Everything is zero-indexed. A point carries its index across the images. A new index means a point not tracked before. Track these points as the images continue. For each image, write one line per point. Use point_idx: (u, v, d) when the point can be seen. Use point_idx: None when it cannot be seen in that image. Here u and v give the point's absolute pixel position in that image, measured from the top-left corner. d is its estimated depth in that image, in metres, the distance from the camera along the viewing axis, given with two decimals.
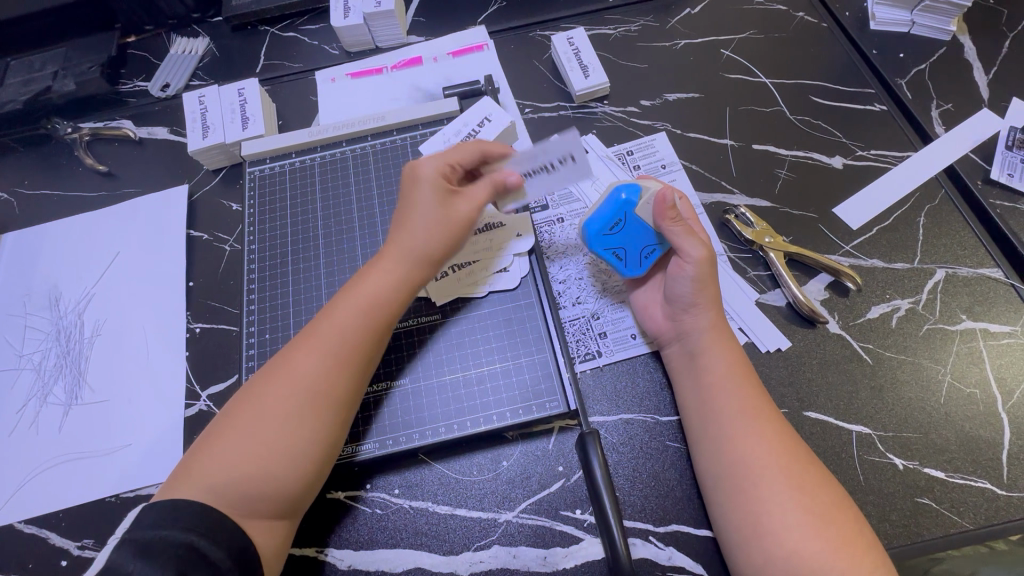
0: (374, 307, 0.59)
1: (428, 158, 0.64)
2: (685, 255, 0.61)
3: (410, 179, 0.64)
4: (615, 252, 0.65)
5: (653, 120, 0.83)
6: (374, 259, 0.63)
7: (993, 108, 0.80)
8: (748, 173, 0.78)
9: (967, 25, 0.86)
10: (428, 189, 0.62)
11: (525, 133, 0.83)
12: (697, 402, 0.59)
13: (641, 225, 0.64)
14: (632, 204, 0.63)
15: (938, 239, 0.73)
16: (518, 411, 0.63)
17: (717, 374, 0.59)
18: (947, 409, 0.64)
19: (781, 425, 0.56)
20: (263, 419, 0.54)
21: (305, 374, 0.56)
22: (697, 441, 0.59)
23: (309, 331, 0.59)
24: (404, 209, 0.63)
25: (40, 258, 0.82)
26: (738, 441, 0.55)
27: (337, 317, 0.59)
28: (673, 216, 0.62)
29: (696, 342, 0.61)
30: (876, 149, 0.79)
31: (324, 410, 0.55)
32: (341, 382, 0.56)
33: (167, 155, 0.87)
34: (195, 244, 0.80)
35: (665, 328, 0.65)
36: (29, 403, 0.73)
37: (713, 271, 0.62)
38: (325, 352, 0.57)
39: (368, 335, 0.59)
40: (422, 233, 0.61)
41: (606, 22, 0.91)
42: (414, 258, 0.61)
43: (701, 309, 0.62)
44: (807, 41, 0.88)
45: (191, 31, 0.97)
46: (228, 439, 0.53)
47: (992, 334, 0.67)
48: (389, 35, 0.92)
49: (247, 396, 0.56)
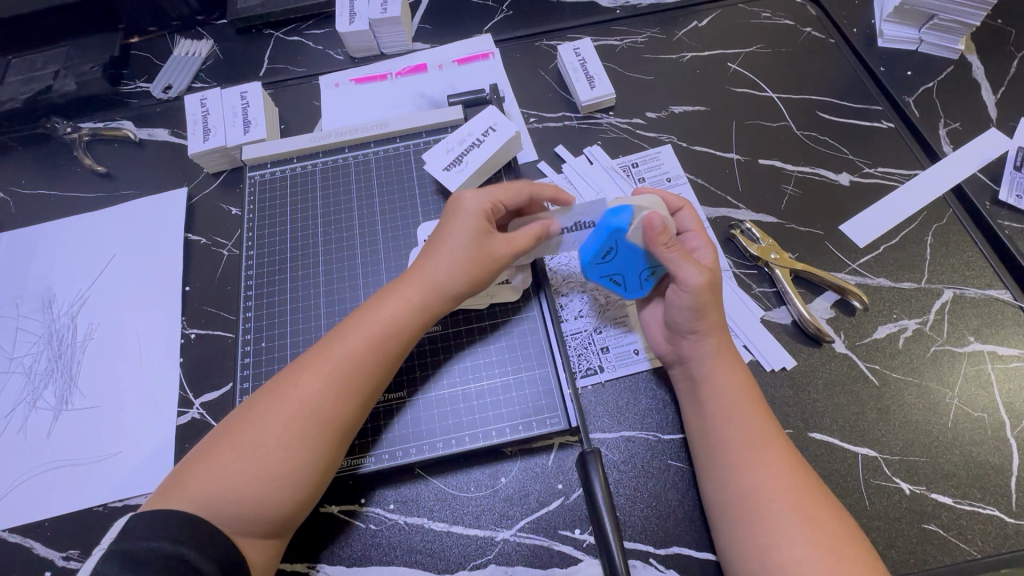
0: (390, 331, 0.58)
1: (479, 196, 0.62)
2: (682, 283, 0.58)
3: (458, 212, 0.62)
4: (613, 278, 0.64)
5: (659, 133, 0.82)
6: (395, 283, 0.61)
7: (1000, 128, 0.80)
8: (754, 188, 0.78)
9: (975, 43, 0.86)
10: (475, 229, 0.60)
11: (528, 142, 0.83)
12: (702, 427, 0.58)
13: (634, 249, 0.61)
14: (622, 231, 0.60)
15: (946, 258, 0.72)
16: (517, 426, 0.62)
17: (722, 400, 0.58)
18: (954, 434, 0.63)
19: (790, 455, 0.55)
20: (267, 438, 0.52)
21: (314, 398, 0.54)
22: (701, 466, 0.58)
23: (320, 351, 0.57)
24: (444, 241, 0.61)
25: (36, 260, 0.81)
26: (745, 469, 0.54)
27: (351, 341, 0.57)
28: (667, 239, 0.58)
29: (700, 367, 0.60)
30: (882, 167, 0.78)
31: (330, 437, 0.54)
32: (350, 410, 0.55)
33: (167, 157, 0.86)
34: (192, 248, 0.79)
35: (668, 350, 0.64)
36: (17, 408, 0.71)
37: (713, 294, 0.59)
38: (337, 376, 0.55)
39: (382, 362, 0.57)
40: (452, 268, 0.60)
41: (613, 33, 0.91)
42: (444, 298, 0.60)
43: (703, 335, 0.60)
44: (815, 56, 0.88)
45: (195, 33, 0.97)
46: (230, 455, 0.52)
47: (1000, 357, 0.66)
48: (395, 41, 0.91)
49: (252, 411, 0.55)
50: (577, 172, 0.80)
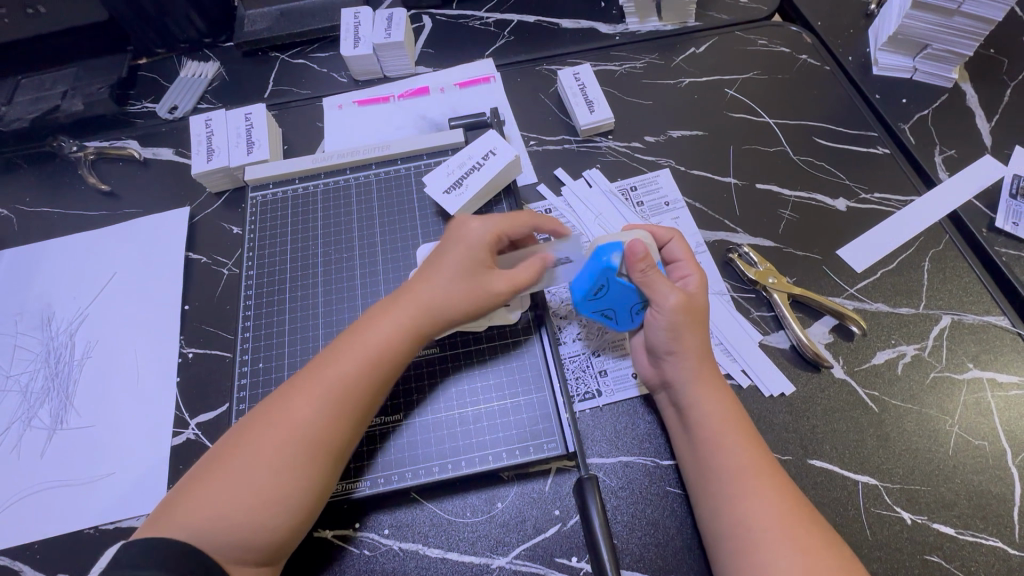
0: (383, 354, 0.58)
1: (479, 224, 0.62)
2: (658, 307, 0.60)
3: (456, 238, 0.62)
4: (603, 310, 0.64)
5: (657, 157, 0.83)
6: (386, 303, 0.61)
7: (995, 155, 0.81)
8: (752, 212, 0.78)
9: (969, 72, 0.87)
10: (471, 256, 0.61)
11: (528, 165, 0.84)
12: (692, 453, 0.58)
13: (622, 282, 0.61)
14: (610, 267, 0.60)
15: (943, 284, 0.72)
16: (514, 451, 0.61)
17: (711, 427, 0.57)
18: (955, 462, 0.62)
19: (781, 479, 0.55)
20: (261, 463, 0.52)
21: (307, 421, 0.54)
22: (696, 494, 0.57)
23: (311, 374, 0.57)
24: (439, 266, 0.61)
25: (38, 277, 0.81)
26: (739, 498, 0.53)
27: (343, 363, 0.57)
28: (646, 267, 0.59)
29: (682, 392, 0.60)
30: (879, 192, 0.79)
31: (325, 459, 0.54)
32: (344, 431, 0.55)
33: (170, 176, 0.87)
34: (193, 267, 0.79)
35: (652, 375, 0.64)
36: (12, 426, 0.71)
37: (691, 320, 0.60)
38: (331, 398, 0.55)
39: (377, 384, 0.57)
40: (447, 293, 0.60)
41: (613, 59, 0.93)
42: (436, 322, 0.60)
43: (680, 355, 0.60)
44: (811, 83, 0.89)
45: (203, 55, 0.99)
46: (223, 482, 0.52)
47: (1000, 385, 0.66)
48: (398, 65, 0.93)
49: (244, 436, 0.54)
50: (576, 194, 0.81)
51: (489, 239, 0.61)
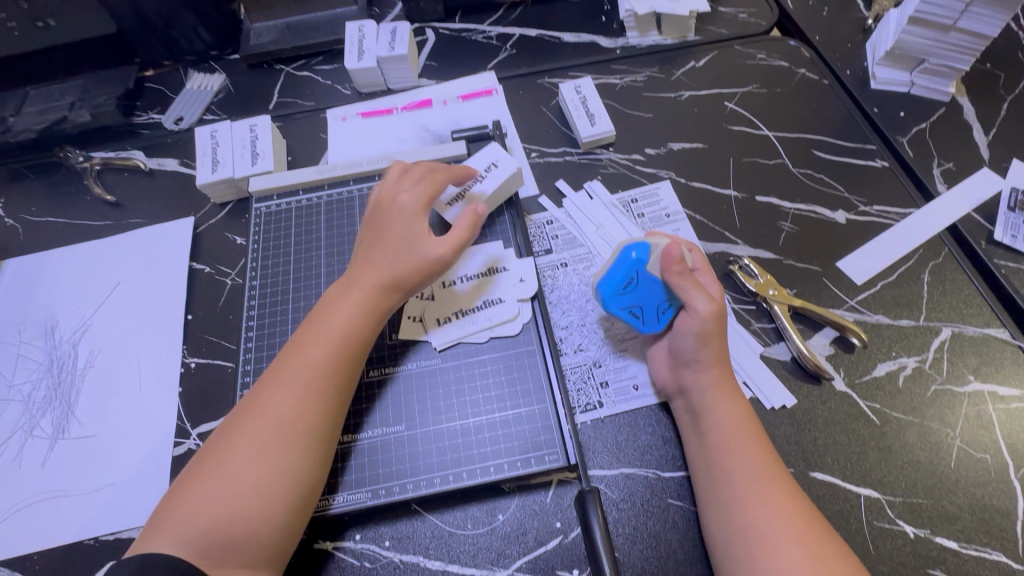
0: (348, 334, 0.61)
1: (409, 196, 0.68)
2: (692, 309, 0.61)
3: (390, 214, 0.67)
4: (630, 310, 0.65)
5: (658, 169, 0.84)
6: (343, 290, 0.64)
7: (993, 168, 0.81)
8: (752, 224, 0.79)
9: (965, 86, 0.88)
10: (408, 224, 0.66)
11: (531, 177, 0.84)
12: (703, 462, 0.58)
13: (653, 281, 0.64)
14: (642, 262, 0.64)
15: (943, 296, 0.72)
16: (515, 462, 0.61)
17: (724, 433, 0.58)
18: (957, 475, 0.62)
19: (791, 491, 0.55)
20: (240, 457, 0.54)
21: (280, 408, 0.56)
22: (704, 502, 0.57)
23: (281, 367, 0.59)
24: (381, 241, 0.66)
25: (42, 286, 0.81)
26: (749, 504, 0.54)
27: (309, 351, 0.59)
28: (682, 269, 0.62)
29: (701, 399, 0.61)
30: (878, 205, 0.80)
31: (301, 441, 0.55)
32: (318, 413, 0.57)
33: (175, 187, 0.88)
34: (196, 277, 0.80)
35: (669, 382, 0.64)
36: (14, 436, 0.71)
37: (719, 327, 0.62)
38: (301, 384, 0.57)
39: (344, 365, 0.60)
40: (397, 265, 0.64)
41: (613, 72, 0.94)
42: (393, 295, 0.64)
43: (705, 364, 0.61)
44: (809, 96, 0.90)
45: (208, 67, 1.00)
46: (207, 485, 0.53)
47: (1001, 398, 0.66)
48: (402, 77, 0.94)
49: (223, 439, 0.56)
50: (577, 206, 0.81)
51: (421, 206, 0.67)
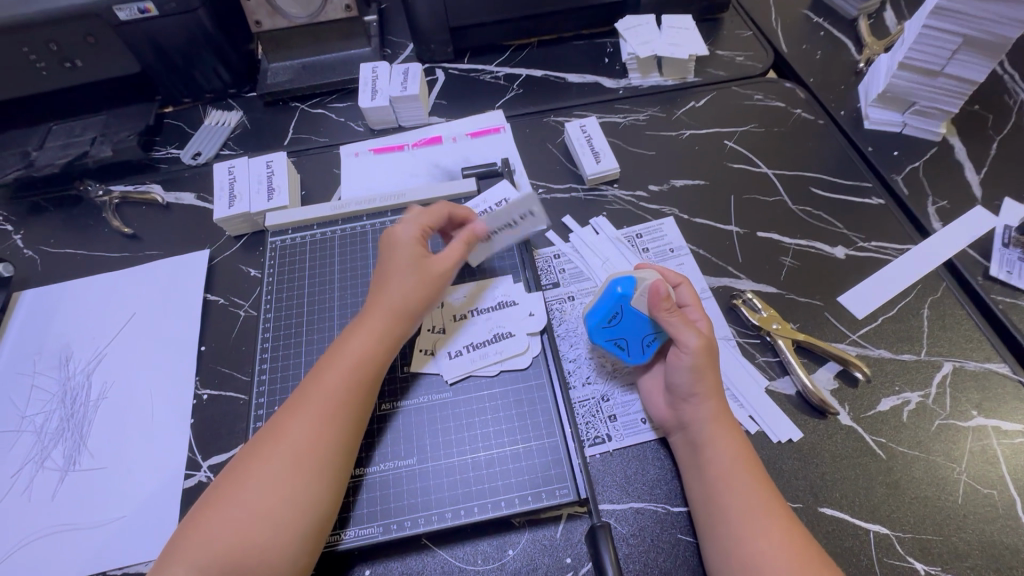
0: (363, 363, 0.62)
1: (406, 224, 0.70)
2: (682, 346, 0.62)
3: (390, 242, 0.70)
4: (616, 342, 0.67)
5: (661, 205, 0.87)
6: (359, 319, 0.66)
7: (986, 206, 0.84)
8: (754, 259, 0.81)
9: (955, 127, 0.92)
10: (409, 251, 0.68)
11: (539, 213, 0.87)
12: (703, 494, 0.59)
13: (639, 316, 0.66)
14: (628, 297, 0.65)
15: (943, 331, 0.74)
16: (526, 497, 0.62)
17: (724, 466, 0.59)
18: (965, 511, 0.62)
19: (794, 522, 0.56)
20: (254, 486, 0.55)
21: (295, 436, 0.57)
22: (705, 536, 0.58)
23: (298, 394, 0.60)
24: (384, 269, 0.68)
25: (58, 318, 0.83)
26: (750, 539, 0.54)
27: (325, 379, 0.61)
28: (669, 306, 0.64)
29: (699, 432, 0.61)
30: (876, 241, 0.82)
31: (315, 469, 0.56)
32: (330, 442, 0.58)
33: (192, 220, 0.90)
34: (210, 308, 0.81)
35: (668, 417, 0.65)
36: (24, 468, 0.71)
37: (710, 360, 0.63)
38: (316, 413, 0.58)
39: (359, 394, 0.61)
40: (406, 294, 0.66)
41: (617, 111, 0.98)
42: (403, 324, 0.66)
43: (701, 398, 0.62)
44: (805, 136, 0.94)
45: (226, 105, 1.04)
46: (221, 513, 0.53)
47: (1005, 433, 0.67)
48: (413, 116, 0.98)
49: (238, 467, 0.57)
50: (584, 241, 0.83)
51: (418, 234, 0.69)
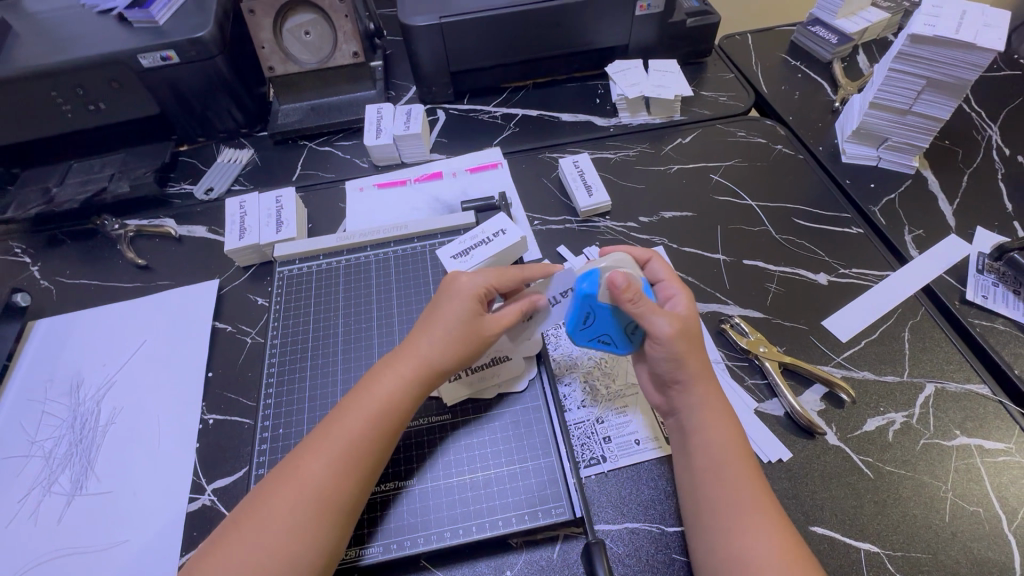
0: (386, 409, 0.63)
1: (472, 275, 0.70)
2: (655, 337, 0.63)
3: (450, 289, 0.70)
4: (600, 338, 0.69)
5: (651, 235, 0.91)
6: (389, 361, 0.67)
7: (960, 234, 0.88)
8: (741, 285, 0.85)
9: (927, 161, 0.98)
10: (459, 303, 0.67)
11: (534, 243, 0.91)
12: (694, 488, 0.60)
13: (608, 310, 0.65)
14: (592, 296, 0.65)
15: (924, 354, 0.77)
16: (523, 516, 0.63)
17: (715, 457, 0.60)
18: (952, 528, 0.64)
19: (780, 519, 0.57)
20: (274, 521, 0.56)
21: (316, 475, 0.58)
22: (693, 527, 0.59)
23: (322, 433, 0.62)
24: (430, 316, 0.69)
25: (70, 346, 0.85)
26: (739, 533, 0.56)
27: (349, 421, 0.62)
28: (632, 296, 0.62)
29: (690, 420, 0.63)
30: (856, 268, 0.86)
31: (334, 510, 0.58)
32: (349, 485, 0.59)
33: (203, 252, 0.94)
34: (218, 335, 0.84)
35: (660, 401, 0.68)
36: (32, 492, 0.73)
37: (688, 344, 0.64)
38: (337, 455, 0.60)
39: (380, 439, 0.62)
40: (442, 346, 0.66)
41: (608, 147, 1.04)
42: (434, 376, 0.66)
43: (687, 384, 0.64)
44: (787, 170, 0.99)
45: (238, 143, 1.10)
46: (239, 546, 0.55)
47: (988, 451, 0.69)
48: (415, 152, 1.04)
49: (258, 500, 0.58)
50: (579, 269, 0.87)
51: (479, 289, 0.68)
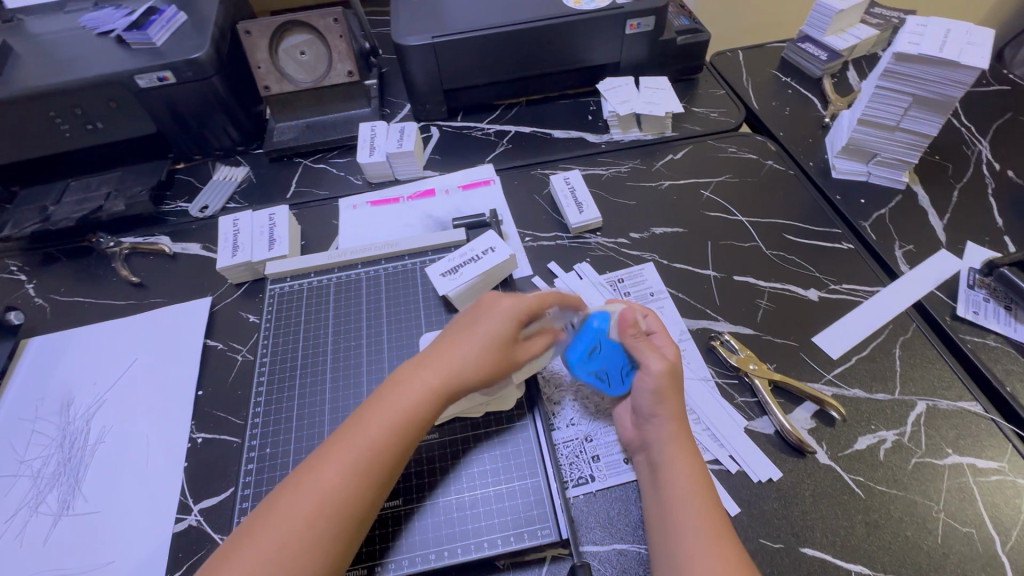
0: (408, 421, 0.62)
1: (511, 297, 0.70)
2: (646, 368, 0.67)
3: (486, 306, 0.70)
4: (597, 375, 0.71)
5: (642, 251, 0.91)
6: (412, 370, 0.65)
7: (951, 249, 0.88)
8: (731, 302, 0.85)
9: (918, 176, 0.98)
10: (496, 323, 0.67)
11: (524, 260, 0.91)
12: (660, 517, 0.60)
13: (613, 347, 0.71)
14: (602, 332, 0.71)
15: (914, 370, 0.76)
16: (509, 537, 0.63)
17: (681, 488, 0.60)
18: (944, 549, 0.63)
19: (738, 550, 0.56)
20: (290, 533, 0.55)
21: (336, 487, 0.57)
22: (657, 556, 0.58)
23: (339, 443, 0.60)
24: (461, 330, 0.68)
25: (62, 364, 0.86)
26: (698, 560, 0.55)
27: (370, 431, 0.61)
28: (636, 330, 0.70)
29: (659, 453, 0.63)
30: (847, 284, 0.86)
31: (350, 523, 0.57)
32: (367, 499, 0.58)
33: (197, 269, 0.95)
34: (209, 353, 0.84)
35: (634, 438, 0.68)
36: (19, 512, 0.72)
37: (674, 384, 0.67)
38: (356, 467, 0.59)
39: (399, 452, 0.61)
40: (471, 361, 0.65)
41: (599, 164, 1.04)
42: (460, 389, 0.65)
43: (661, 419, 0.65)
44: (778, 186, 0.99)
45: (234, 161, 1.12)
46: (250, 559, 0.53)
47: (980, 470, 0.68)
48: (408, 170, 1.05)
49: (269, 510, 0.57)
50: (569, 285, 0.87)
51: (519, 310, 0.68)
